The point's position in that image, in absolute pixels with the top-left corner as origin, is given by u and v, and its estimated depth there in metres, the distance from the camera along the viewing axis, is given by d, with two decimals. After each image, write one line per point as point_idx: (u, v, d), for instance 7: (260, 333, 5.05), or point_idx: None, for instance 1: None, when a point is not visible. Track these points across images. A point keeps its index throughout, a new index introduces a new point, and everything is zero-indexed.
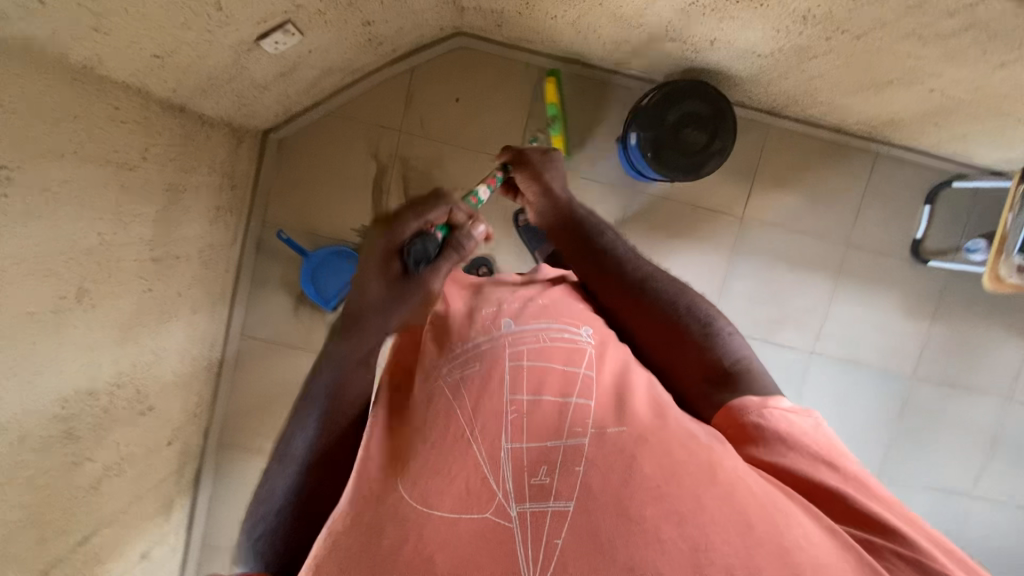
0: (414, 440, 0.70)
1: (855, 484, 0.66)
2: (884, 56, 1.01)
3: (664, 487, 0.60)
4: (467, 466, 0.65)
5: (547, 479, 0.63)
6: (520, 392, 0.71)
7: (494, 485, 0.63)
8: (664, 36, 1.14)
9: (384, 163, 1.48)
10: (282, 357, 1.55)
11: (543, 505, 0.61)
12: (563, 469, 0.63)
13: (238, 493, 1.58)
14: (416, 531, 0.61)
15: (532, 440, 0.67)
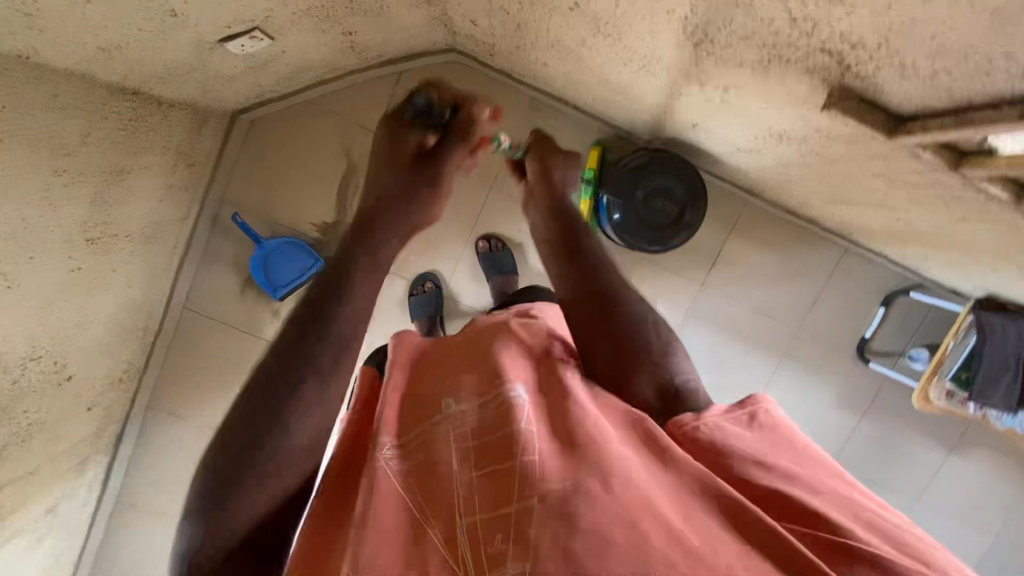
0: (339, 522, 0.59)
1: (802, 485, 0.57)
2: (855, 183, 1.00)
3: (608, 536, 0.52)
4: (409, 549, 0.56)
5: (503, 551, 0.54)
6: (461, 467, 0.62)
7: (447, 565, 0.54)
8: (648, 109, 1.11)
9: (355, 162, 1.45)
10: (222, 334, 1.54)
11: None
12: (515, 537, 0.55)
13: (159, 456, 1.59)
14: None
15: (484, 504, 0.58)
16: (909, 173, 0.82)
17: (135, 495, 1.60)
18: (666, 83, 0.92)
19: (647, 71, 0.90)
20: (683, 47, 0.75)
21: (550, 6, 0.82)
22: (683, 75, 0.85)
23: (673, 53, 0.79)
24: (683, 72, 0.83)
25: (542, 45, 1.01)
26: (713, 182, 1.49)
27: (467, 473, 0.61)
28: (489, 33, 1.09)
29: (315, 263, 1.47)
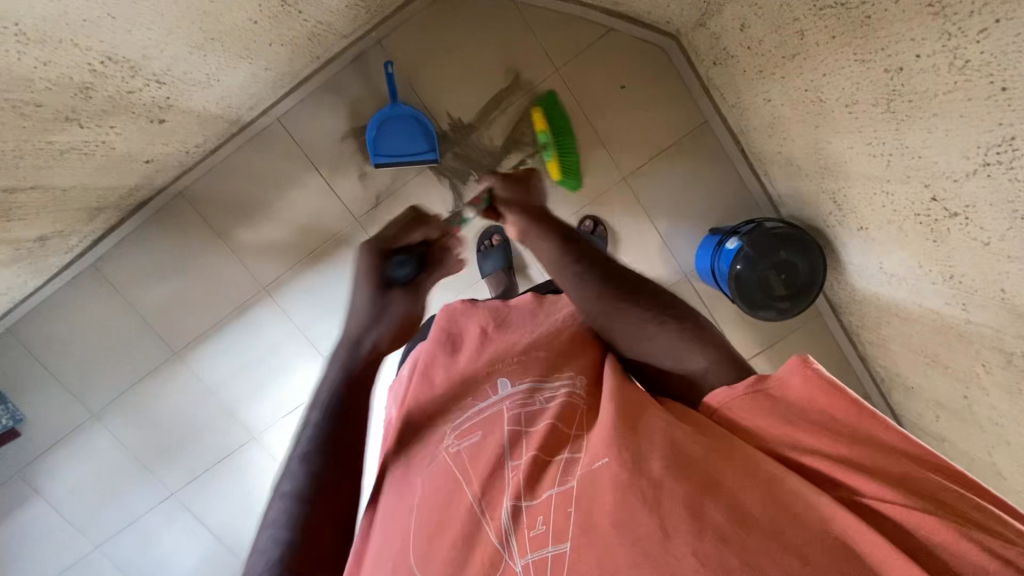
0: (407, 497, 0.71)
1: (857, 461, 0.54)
2: (964, 351, 1.07)
3: (634, 506, 0.57)
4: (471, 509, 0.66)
5: (542, 527, 0.61)
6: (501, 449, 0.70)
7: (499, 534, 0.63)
8: (831, 189, 1.16)
9: (521, 82, 1.40)
10: (297, 166, 1.43)
11: (544, 553, 0.59)
12: (552, 516, 0.61)
13: (163, 245, 1.46)
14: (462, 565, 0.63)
15: (531, 481, 0.66)
16: None
17: (115, 270, 1.46)
18: (890, 179, 0.96)
19: (888, 160, 0.93)
20: (966, 159, 0.78)
21: (863, 56, 0.84)
22: (921, 181, 0.90)
23: (943, 157, 0.82)
24: (928, 179, 0.88)
25: (796, 82, 1.03)
26: None
27: (517, 455, 0.69)
28: (744, 45, 1.11)
29: (428, 151, 1.40)
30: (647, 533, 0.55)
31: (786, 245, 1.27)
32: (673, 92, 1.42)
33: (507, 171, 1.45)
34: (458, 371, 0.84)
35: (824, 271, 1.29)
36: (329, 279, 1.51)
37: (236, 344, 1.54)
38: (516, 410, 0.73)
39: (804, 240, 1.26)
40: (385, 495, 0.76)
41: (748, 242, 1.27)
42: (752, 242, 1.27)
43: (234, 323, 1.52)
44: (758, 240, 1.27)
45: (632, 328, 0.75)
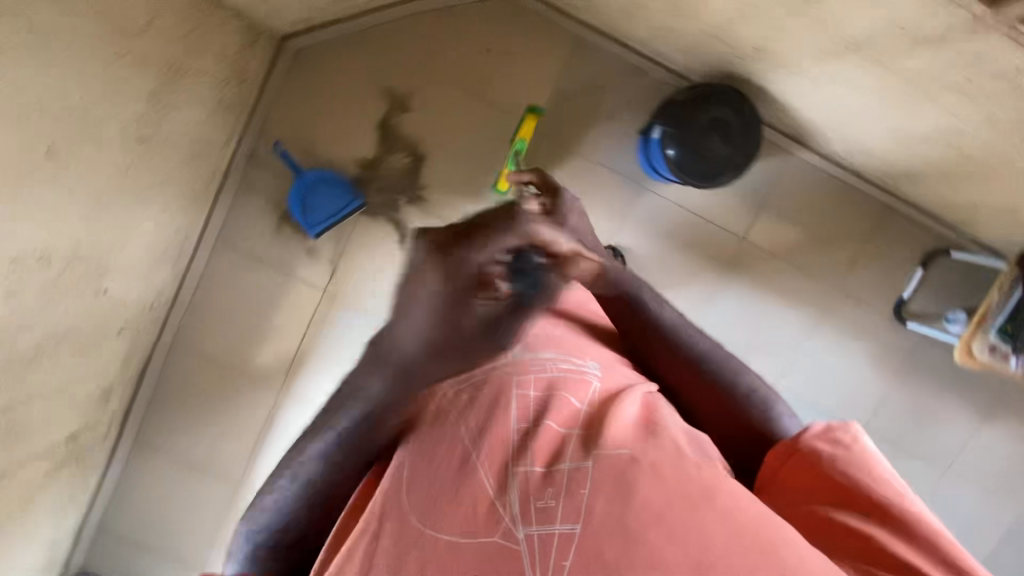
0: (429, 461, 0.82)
1: (881, 523, 0.75)
2: (919, 106, 0.99)
3: (661, 510, 0.73)
4: (475, 488, 0.80)
5: (550, 504, 0.76)
6: (510, 423, 0.87)
7: (501, 513, 0.77)
8: (709, 30, 1.11)
9: (400, 96, 1.43)
10: (254, 272, 1.51)
11: (550, 529, 0.74)
12: (562, 497, 0.76)
13: (182, 395, 1.56)
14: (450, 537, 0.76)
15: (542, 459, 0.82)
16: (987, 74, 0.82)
17: (155, 435, 1.57)
18: None
19: None
20: None
21: None
22: None
23: None
24: None
25: None
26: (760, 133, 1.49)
27: (530, 431, 0.86)
28: None
29: (351, 202, 1.44)
30: (654, 530, 0.71)
31: (703, 104, 1.22)
32: (537, 29, 1.42)
33: (429, 179, 1.47)
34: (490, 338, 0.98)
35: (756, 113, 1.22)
36: (328, 357, 1.56)
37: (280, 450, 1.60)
38: (551, 387, 0.91)
39: (718, 91, 1.21)
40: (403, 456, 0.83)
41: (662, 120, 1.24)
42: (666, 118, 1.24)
43: (270, 433, 1.58)
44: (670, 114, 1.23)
45: (681, 368, 0.96)
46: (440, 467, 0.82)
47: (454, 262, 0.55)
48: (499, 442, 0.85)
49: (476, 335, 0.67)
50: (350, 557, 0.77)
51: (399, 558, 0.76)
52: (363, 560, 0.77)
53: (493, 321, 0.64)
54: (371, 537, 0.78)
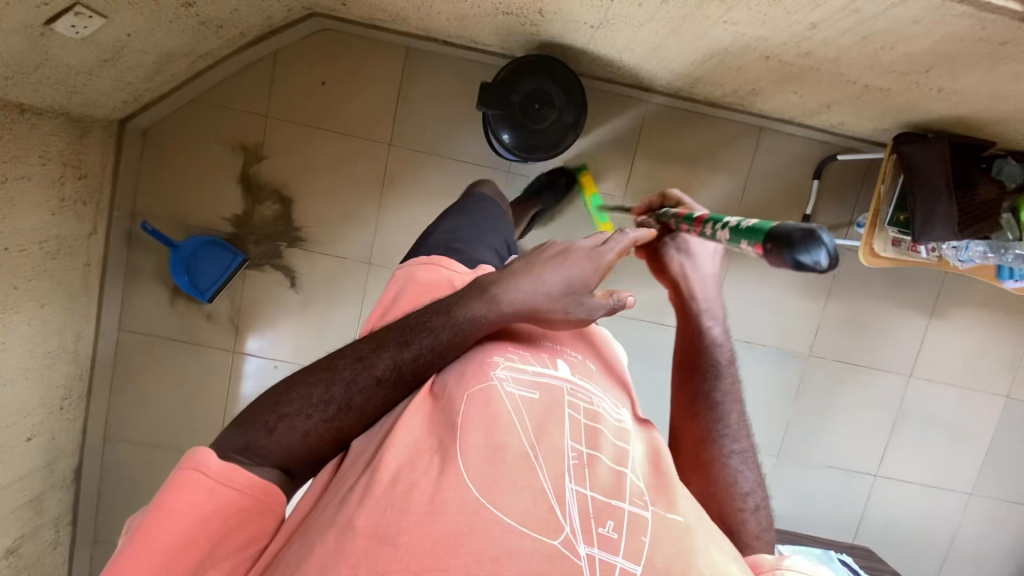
0: (478, 440, 0.57)
1: None
2: (703, 21, 0.97)
3: None
4: (526, 488, 0.54)
5: (612, 534, 0.52)
6: (565, 430, 0.60)
7: (561, 518, 0.52)
8: (493, 7, 1.11)
9: (253, 149, 1.46)
10: (164, 350, 1.54)
11: (611, 560, 0.50)
12: (627, 531, 0.53)
13: (126, 486, 1.58)
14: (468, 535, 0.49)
15: (598, 486, 0.56)
16: None
17: (111, 532, 1.58)
18: None
19: None
20: None
21: None
22: None
23: None
24: None
25: None
26: (612, 91, 1.48)
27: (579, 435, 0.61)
28: None
29: (235, 256, 1.47)
30: None
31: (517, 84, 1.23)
32: (364, 50, 1.43)
33: (303, 219, 1.50)
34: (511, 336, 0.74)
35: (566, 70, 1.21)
36: None
37: None
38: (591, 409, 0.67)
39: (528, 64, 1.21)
40: (436, 427, 0.59)
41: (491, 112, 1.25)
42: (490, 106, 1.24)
43: None
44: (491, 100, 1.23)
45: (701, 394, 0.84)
46: (475, 440, 0.57)
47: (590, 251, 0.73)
48: (549, 424, 0.61)
49: (519, 288, 0.71)
50: (343, 528, 0.50)
51: (423, 552, 0.47)
52: (364, 532, 0.49)
53: (541, 276, 0.71)
54: (380, 502, 0.51)
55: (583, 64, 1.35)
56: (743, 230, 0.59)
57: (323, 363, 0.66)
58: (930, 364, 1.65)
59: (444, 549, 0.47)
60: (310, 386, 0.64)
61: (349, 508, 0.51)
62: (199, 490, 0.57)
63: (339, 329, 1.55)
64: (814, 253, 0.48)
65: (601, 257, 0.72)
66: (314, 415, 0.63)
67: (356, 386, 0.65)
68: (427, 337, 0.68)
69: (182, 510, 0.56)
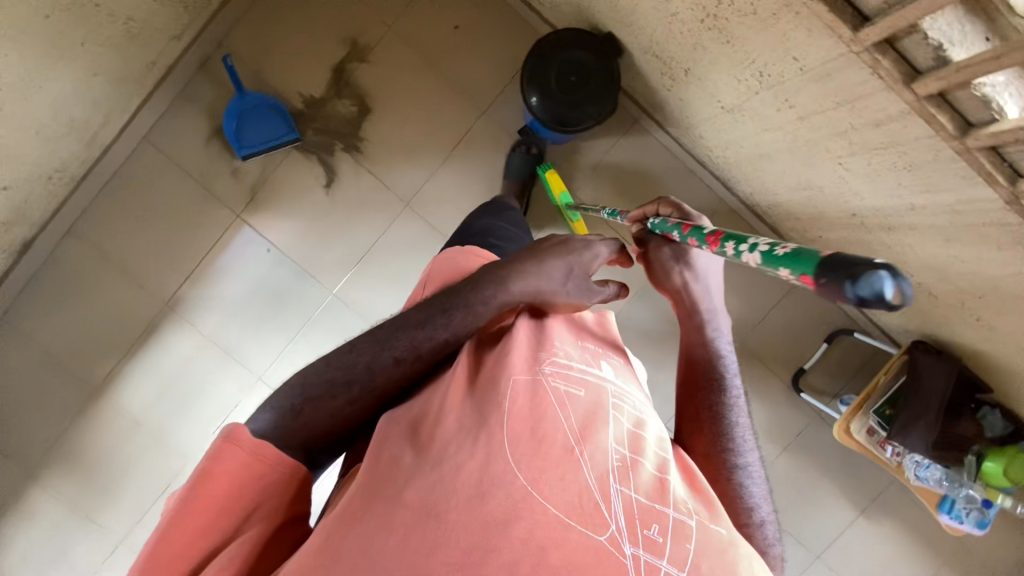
0: (517, 424, 0.60)
1: None
2: (820, 153, 1.02)
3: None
4: (574, 479, 0.58)
5: (657, 536, 0.56)
6: (608, 436, 0.63)
7: (606, 514, 0.56)
8: (646, 44, 1.15)
9: (360, 47, 1.46)
10: (173, 180, 1.49)
11: (655, 562, 0.54)
12: (671, 536, 0.56)
13: (63, 288, 1.50)
14: (521, 522, 0.54)
15: (641, 489, 0.59)
16: (871, 120, 0.85)
17: (22, 322, 1.49)
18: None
19: None
20: None
21: None
22: None
23: None
24: None
25: None
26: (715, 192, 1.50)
27: (622, 439, 0.64)
28: None
29: (289, 132, 1.45)
30: None
31: (557, 57, 1.23)
32: (506, 19, 1.47)
33: (370, 132, 1.49)
34: (557, 328, 0.78)
35: (612, 53, 1.22)
36: (225, 283, 1.53)
37: (153, 367, 1.54)
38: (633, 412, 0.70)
39: (565, 36, 1.22)
40: (483, 404, 0.62)
41: (531, 85, 1.23)
42: (532, 76, 1.24)
43: (146, 343, 1.54)
44: (534, 72, 1.23)
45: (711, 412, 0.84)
46: (518, 427, 0.60)
47: (584, 245, 0.81)
48: (594, 427, 0.63)
49: (524, 273, 0.78)
50: (393, 501, 0.54)
51: (472, 537, 0.52)
52: (414, 506, 0.54)
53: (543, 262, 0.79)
54: (431, 479, 0.55)
55: (688, 135, 1.40)
56: (778, 255, 0.52)
57: (337, 351, 0.73)
58: (841, 555, 1.69)
59: (493, 534, 0.53)
60: (333, 369, 0.71)
61: (395, 478, 0.56)
62: (239, 465, 0.61)
63: (347, 247, 1.53)
64: (875, 282, 0.39)
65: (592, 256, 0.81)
66: (340, 397, 0.69)
67: (378, 367, 0.72)
68: (444, 321, 0.75)
69: (225, 481, 0.61)
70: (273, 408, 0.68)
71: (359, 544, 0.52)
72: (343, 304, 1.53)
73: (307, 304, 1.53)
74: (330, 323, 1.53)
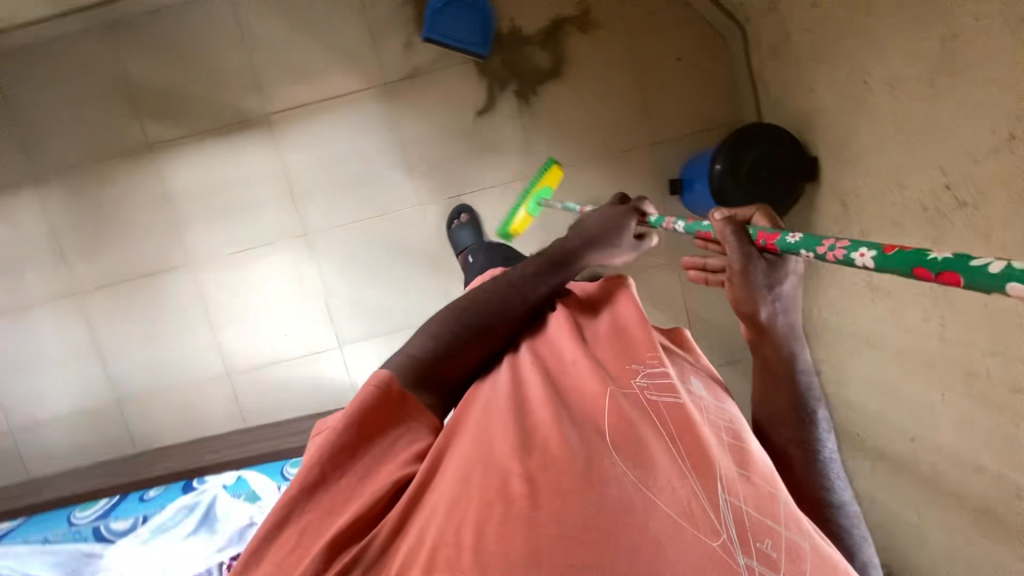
0: (614, 424, 0.60)
1: None
2: (934, 374, 1.06)
3: None
4: (681, 482, 0.56)
5: (772, 550, 0.54)
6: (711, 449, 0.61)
7: (716, 520, 0.54)
8: (842, 190, 1.18)
9: (586, 18, 1.43)
10: (347, 14, 1.42)
11: None
12: (786, 554, 0.54)
13: (182, 39, 1.42)
14: (630, 505, 0.52)
15: (749, 500, 0.58)
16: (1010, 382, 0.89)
17: (126, 46, 1.42)
18: (909, 171, 0.99)
19: (911, 146, 0.97)
20: (989, 136, 0.82)
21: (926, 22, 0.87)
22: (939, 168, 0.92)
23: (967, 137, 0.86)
24: (950, 164, 0.90)
25: (852, 61, 1.06)
26: None
27: (726, 449, 0.62)
28: (806, 24, 1.16)
29: (479, 45, 1.40)
30: None
31: (754, 151, 1.22)
32: (722, 83, 1.47)
33: (545, 94, 1.46)
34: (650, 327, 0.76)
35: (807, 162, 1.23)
36: (332, 132, 1.46)
37: (216, 163, 1.47)
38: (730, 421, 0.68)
39: (765, 134, 1.22)
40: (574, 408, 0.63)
41: (723, 163, 1.23)
42: (727, 156, 1.23)
43: (222, 138, 1.46)
44: (729, 154, 1.22)
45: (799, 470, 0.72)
46: (613, 432, 0.59)
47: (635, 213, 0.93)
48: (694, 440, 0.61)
49: (593, 226, 0.88)
50: (500, 476, 0.54)
51: (586, 515, 0.50)
52: (518, 476, 0.54)
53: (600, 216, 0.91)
54: (539, 460, 0.56)
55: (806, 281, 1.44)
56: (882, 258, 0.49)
57: (453, 304, 0.75)
58: None
59: (602, 514, 0.51)
60: (458, 316, 0.72)
61: (508, 459, 0.56)
62: (359, 401, 0.61)
63: (459, 176, 1.49)
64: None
65: (637, 212, 0.93)
66: (467, 330, 0.71)
67: (508, 306, 0.75)
68: (552, 282, 0.79)
69: (367, 419, 0.61)
70: (413, 352, 0.68)
71: (478, 513, 0.51)
72: (424, 222, 1.50)
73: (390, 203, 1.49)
74: (399, 229, 1.50)
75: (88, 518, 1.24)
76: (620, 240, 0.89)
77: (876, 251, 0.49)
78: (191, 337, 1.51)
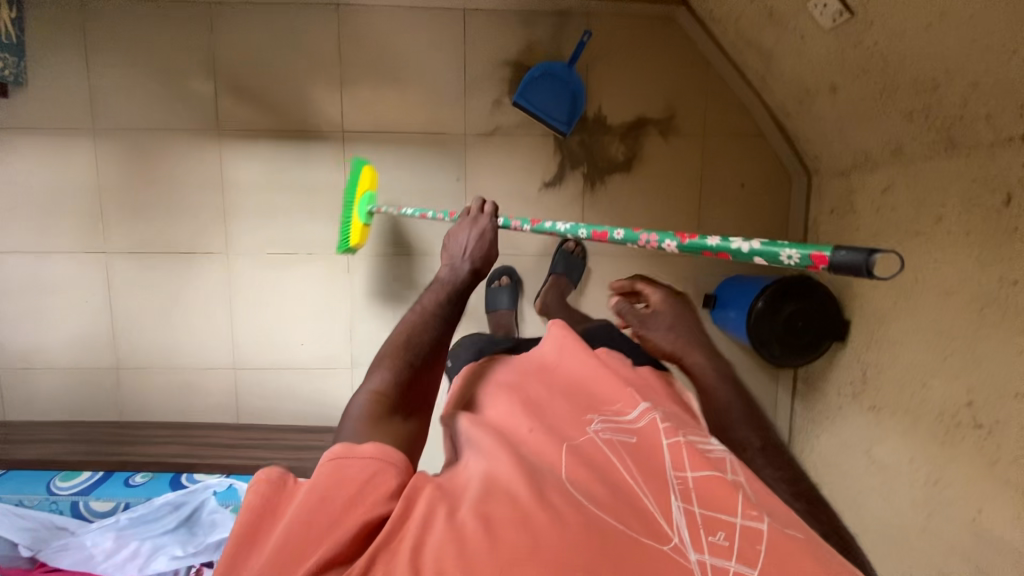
0: (558, 455, 0.66)
1: None
2: (907, 560, 1.12)
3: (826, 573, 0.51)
4: (627, 500, 0.61)
5: (724, 541, 0.56)
6: (664, 462, 0.66)
7: (666, 528, 0.57)
8: (867, 360, 1.25)
9: (670, 124, 1.48)
10: (447, 58, 1.45)
11: (725, 564, 0.53)
12: (739, 540, 0.56)
13: (283, 38, 1.43)
14: (579, 517, 0.56)
15: (700, 502, 0.60)
16: None
17: (226, 30, 1.42)
18: (937, 375, 1.05)
19: (946, 355, 1.03)
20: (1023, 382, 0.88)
21: (991, 261, 0.93)
22: (967, 386, 0.99)
23: (1001, 372, 0.92)
24: (978, 386, 0.96)
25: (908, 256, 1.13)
26: None
27: (671, 454, 0.66)
28: (875, 203, 1.22)
29: (563, 123, 1.44)
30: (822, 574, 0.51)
31: (786, 305, 1.29)
32: (777, 218, 1.52)
33: (610, 183, 1.50)
34: (588, 362, 0.83)
35: (833, 306, 1.28)
36: (400, 164, 1.49)
37: (280, 163, 1.47)
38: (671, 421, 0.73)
39: (790, 284, 1.28)
40: (523, 437, 0.69)
41: (758, 318, 1.30)
42: (759, 313, 1.30)
43: (292, 141, 1.47)
44: (762, 309, 1.29)
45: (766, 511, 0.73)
46: (556, 468, 0.64)
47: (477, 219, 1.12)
48: (642, 463, 0.66)
49: (466, 253, 1.06)
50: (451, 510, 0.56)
51: (532, 532, 0.53)
52: (471, 506, 0.56)
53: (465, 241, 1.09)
54: (488, 487, 0.59)
55: (807, 424, 1.50)
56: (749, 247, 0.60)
57: (388, 345, 0.85)
58: None
59: (551, 528, 0.53)
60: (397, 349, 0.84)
61: (458, 497, 0.59)
62: (315, 479, 0.59)
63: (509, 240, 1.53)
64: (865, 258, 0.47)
65: (491, 215, 1.14)
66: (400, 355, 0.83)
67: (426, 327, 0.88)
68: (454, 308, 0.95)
69: (318, 485, 0.58)
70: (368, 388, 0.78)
71: (437, 533, 0.53)
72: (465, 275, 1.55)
73: (411, 228, 1.50)
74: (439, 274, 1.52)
75: (69, 490, 1.23)
76: (490, 251, 1.09)
77: (677, 241, 0.69)
78: (209, 321, 1.50)
